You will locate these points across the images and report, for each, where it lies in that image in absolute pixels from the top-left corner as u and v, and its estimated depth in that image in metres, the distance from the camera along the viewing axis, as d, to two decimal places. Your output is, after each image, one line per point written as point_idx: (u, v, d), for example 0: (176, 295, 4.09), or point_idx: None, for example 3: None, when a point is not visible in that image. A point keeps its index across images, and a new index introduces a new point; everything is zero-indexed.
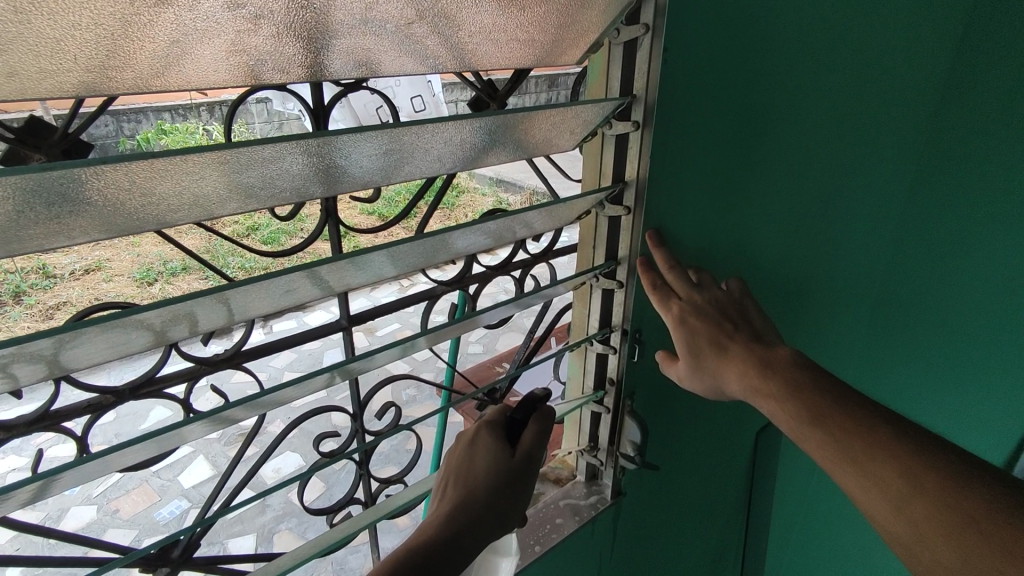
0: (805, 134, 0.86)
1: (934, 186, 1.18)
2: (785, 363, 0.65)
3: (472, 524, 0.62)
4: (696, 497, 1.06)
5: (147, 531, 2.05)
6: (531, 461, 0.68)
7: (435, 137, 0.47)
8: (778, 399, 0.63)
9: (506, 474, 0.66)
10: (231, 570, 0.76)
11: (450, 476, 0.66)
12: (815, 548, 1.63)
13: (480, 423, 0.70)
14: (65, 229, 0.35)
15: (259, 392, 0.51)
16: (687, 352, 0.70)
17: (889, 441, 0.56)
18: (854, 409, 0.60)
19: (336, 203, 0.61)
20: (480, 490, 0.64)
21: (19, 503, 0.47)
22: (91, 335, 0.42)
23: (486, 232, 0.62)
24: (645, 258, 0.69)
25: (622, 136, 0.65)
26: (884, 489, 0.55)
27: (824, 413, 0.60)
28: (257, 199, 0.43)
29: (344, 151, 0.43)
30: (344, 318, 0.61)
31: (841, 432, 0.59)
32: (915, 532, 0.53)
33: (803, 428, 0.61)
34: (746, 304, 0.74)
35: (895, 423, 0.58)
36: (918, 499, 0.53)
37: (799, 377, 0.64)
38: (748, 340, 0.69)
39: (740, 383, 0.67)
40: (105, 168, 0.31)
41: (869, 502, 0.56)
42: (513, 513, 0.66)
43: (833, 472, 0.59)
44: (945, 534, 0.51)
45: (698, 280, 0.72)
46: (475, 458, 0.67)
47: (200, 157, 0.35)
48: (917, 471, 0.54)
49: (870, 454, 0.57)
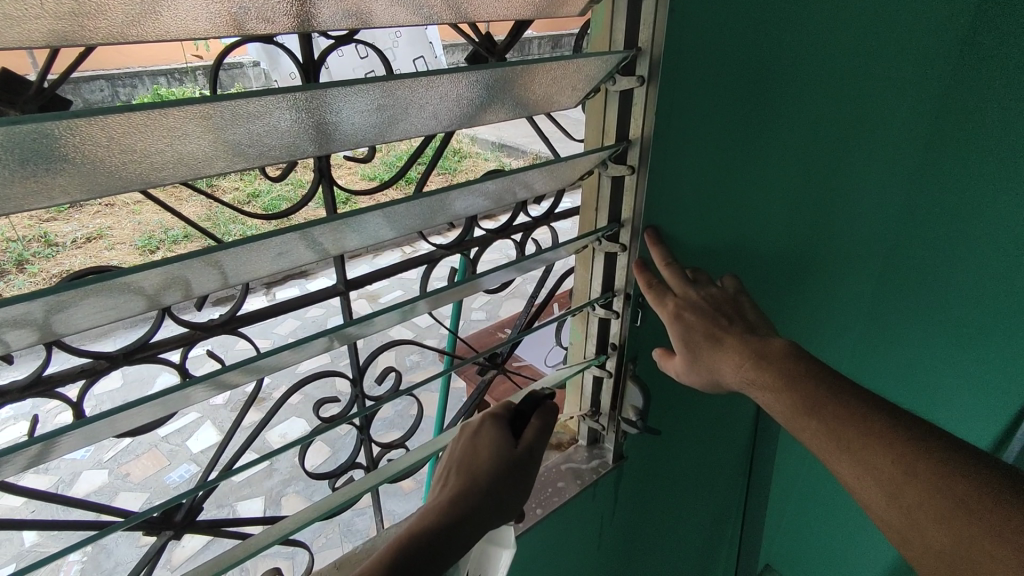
0: (823, 90, 0.82)
1: (960, 157, 1.12)
2: (777, 353, 0.64)
3: (474, 509, 0.62)
4: (697, 460, 1.07)
5: (157, 494, 2.09)
6: (535, 454, 0.68)
7: (430, 92, 0.45)
8: (773, 391, 0.62)
9: (510, 461, 0.65)
10: (236, 533, 0.77)
11: (454, 462, 0.66)
12: (814, 512, 1.65)
13: (485, 416, 0.70)
14: (45, 189, 0.34)
15: (256, 356, 0.50)
16: (683, 345, 0.69)
17: (882, 429, 0.56)
18: (849, 397, 0.59)
19: (329, 164, 0.59)
20: (483, 474, 0.63)
21: (17, 467, 0.46)
22: (79, 299, 0.41)
23: (485, 193, 0.60)
24: (641, 262, 0.70)
25: (626, 92, 0.62)
26: (876, 476, 0.55)
27: (821, 402, 0.59)
28: (246, 157, 0.41)
29: (334, 106, 0.41)
30: (341, 282, 0.60)
31: (836, 421, 0.58)
32: (906, 517, 0.53)
33: (799, 417, 0.60)
34: (740, 301, 0.72)
35: (887, 410, 0.57)
36: (911, 486, 0.53)
37: (797, 367, 0.62)
38: (743, 332, 0.67)
39: (735, 375, 0.66)
40: (81, 120, 0.30)
41: (862, 490, 0.56)
42: (516, 499, 0.65)
43: (827, 460, 0.59)
44: (936, 520, 0.51)
45: (693, 276, 0.71)
46: (479, 447, 0.67)
47: (182, 111, 0.33)
48: (910, 459, 0.53)
49: (865, 443, 0.56)
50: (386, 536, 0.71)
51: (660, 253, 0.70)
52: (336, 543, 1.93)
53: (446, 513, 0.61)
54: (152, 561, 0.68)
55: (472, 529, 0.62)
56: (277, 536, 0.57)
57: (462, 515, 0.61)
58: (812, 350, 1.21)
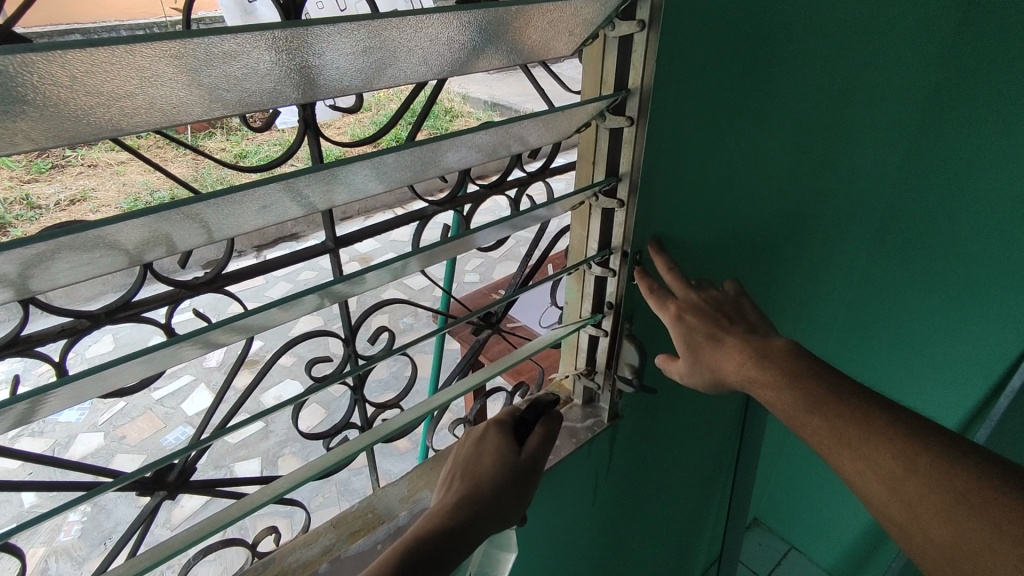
0: (824, 41, 0.78)
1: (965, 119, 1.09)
2: (781, 353, 0.63)
3: (478, 513, 0.62)
4: (692, 417, 1.08)
5: (154, 456, 2.10)
6: (538, 461, 0.68)
7: (419, 35, 0.43)
8: (775, 389, 0.61)
9: (514, 468, 0.66)
10: (231, 492, 0.77)
11: (458, 467, 0.67)
12: (802, 466, 1.69)
13: (490, 422, 0.71)
14: (6, 134, 0.32)
15: (242, 313, 0.49)
16: (686, 350, 0.69)
17: (883, 426, 0.55)
18: (850, 395, 0.58)
19: (314, 113, 0.55)
20: (488, 479, 0.65)
21: (3, 426, 0.45)
22: (52, 253, 0.39)
23: (475, 145, 0.58)
24: (642, 269, 0.71)
25: (626, 38, 0.58)
26: (877, 470, 0.53)
27: (822, 397, 0.58)
28: (224, 102, 0.39)
29: (318, 48, 0.38)
30: (331, 240, 0.57)
31: (838, 418, 0.57)
32: (908, 510, 0.51)
33: (799, 414, 0.59)
34: (742, 303, 0.72)
35: (888, 407, 0.56)
36: (913, 480, 0.51)
37: (799, 365, 0.61)
38: (745, 332, 0.67)
39: (737, 373, 0.64)
40: (38, 57, 0.27)
41: (864, 486, 0.54)
42: (518, 508, 0.66)
43: (827, 457, 0.57)
44: (939, 513, 0.50)
45: (696, 281, 0.72)
46: (484, 454, 0.68)
47: (148, 50, 0.30)
48: (911, 454, 0.52)
49: (865, 439, 0.55)
50: (383, 495, 0.71)
51: (661, 259, 0.72)
52: (334, 502, 1.96)
53: (453, 515, 0.61)
54: (148, 520, 0.68)
55: (474, 532, 0.62)
56: (272, 495, 0.56)
57: (466, 519, 0.62)
58: (806, 311, 1.21)
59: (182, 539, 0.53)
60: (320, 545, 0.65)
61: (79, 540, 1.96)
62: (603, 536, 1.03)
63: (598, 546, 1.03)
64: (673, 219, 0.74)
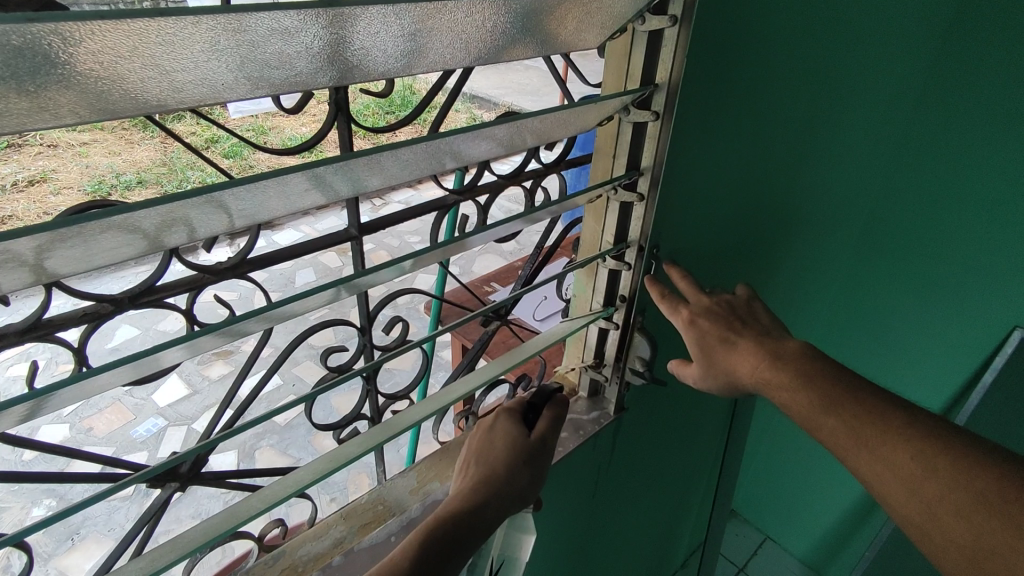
0: (823, 46, 0.79)
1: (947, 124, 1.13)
2: (794, 353, 0.65)
3: (494, 494, 0.62)
4: (686, 410, 1.10)
5: (124, 448, 2.03)
6: (548, 442, 0.69)
7: (465, 17, 0.42)
8: (790, 391, 0.63)
9: (526, 450, 0.66)
10: (240, 484, 0.75)
11: (472, 454, 0.67)
12: (780, 456, 1.75)
13: (497, 408, 0.71)
14: (49, 108, 0.30)
15: (272, 303, 0.47)
16: (698, 352, 0.72)
17: (901, 427, 0.57)
18: (866, 395, 0.60)
19: (346, 96, 0.53)
20: (501, 461, 0.64)
21: (12, 421, 0.43)
22: (81, 235, 0.37)
23: (496, 138, 0.57)
24: (653, 274, 0.73)
25: (655, 33, 0.59)
26: (896, 471, 0.55)
27: (837, 398, 0.60)
28: (270, 81, 0.37)
29: (365, 27, 0.37)
30: (355, 227, 0.56)
31: (855, 419, 0.59)
32: (927, 511, 0.53)
33: (816, 415, 0.61)
34: (754, 307, 0.74)
35: (905, 410, 0.59)
36: (931, 479, 0.53)
37: (813, 366, 0.64)
38: (758, 335, 0.69)
39: (751, 375, 0.67)
40: (105, 25, 0.26)
41: (882, 486, 0.56)
42: (533, 489, 0.66)
43: (845, 457, 0.59)
44: (958, 513, 0.51)
45: (709, 288, 0.75)
46: (495, 439, 0.68)
47: (213, 21, 0.29)
48: (930, 455, 0.54)
49: (882, 439, 0.57)
50: (392, 487, 0.71)
51: (678, 271, 0.75)
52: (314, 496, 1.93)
53: (471, 498, 0.61)
54: (157, 512, 0.66)
55: (493, 513, 0.61)
56: (292, 488, 0.55)
57: (485, 501, 0.61)
58: (793, 305, 1.25)
59: (200, 535, 0.51)
60: (330, 538, 0.64)
61: (44, 536, 1.89)
62: (600, 527, 1.05)
63: (594, 537, 1.05)
64: (684, 215, 0.75)
